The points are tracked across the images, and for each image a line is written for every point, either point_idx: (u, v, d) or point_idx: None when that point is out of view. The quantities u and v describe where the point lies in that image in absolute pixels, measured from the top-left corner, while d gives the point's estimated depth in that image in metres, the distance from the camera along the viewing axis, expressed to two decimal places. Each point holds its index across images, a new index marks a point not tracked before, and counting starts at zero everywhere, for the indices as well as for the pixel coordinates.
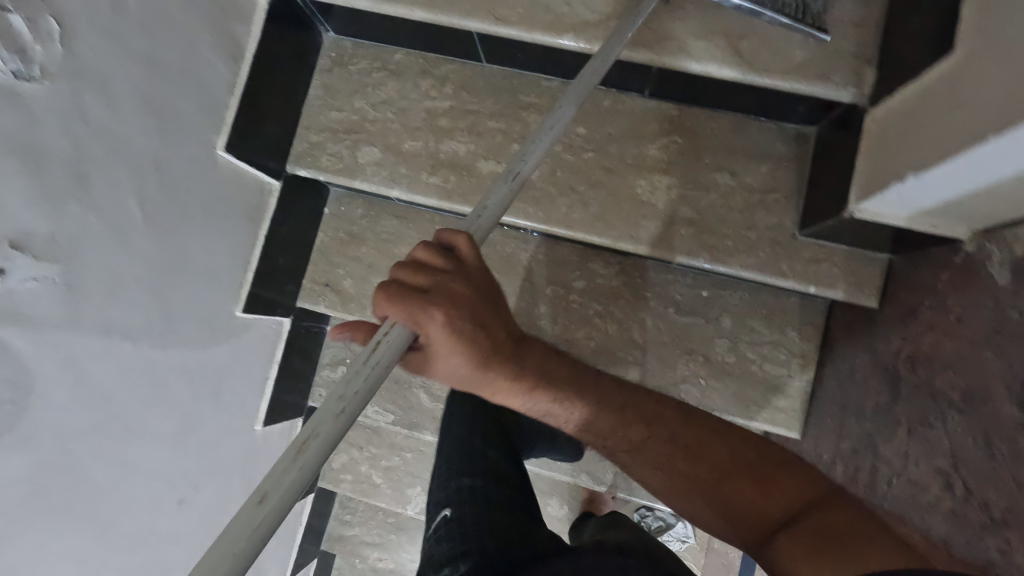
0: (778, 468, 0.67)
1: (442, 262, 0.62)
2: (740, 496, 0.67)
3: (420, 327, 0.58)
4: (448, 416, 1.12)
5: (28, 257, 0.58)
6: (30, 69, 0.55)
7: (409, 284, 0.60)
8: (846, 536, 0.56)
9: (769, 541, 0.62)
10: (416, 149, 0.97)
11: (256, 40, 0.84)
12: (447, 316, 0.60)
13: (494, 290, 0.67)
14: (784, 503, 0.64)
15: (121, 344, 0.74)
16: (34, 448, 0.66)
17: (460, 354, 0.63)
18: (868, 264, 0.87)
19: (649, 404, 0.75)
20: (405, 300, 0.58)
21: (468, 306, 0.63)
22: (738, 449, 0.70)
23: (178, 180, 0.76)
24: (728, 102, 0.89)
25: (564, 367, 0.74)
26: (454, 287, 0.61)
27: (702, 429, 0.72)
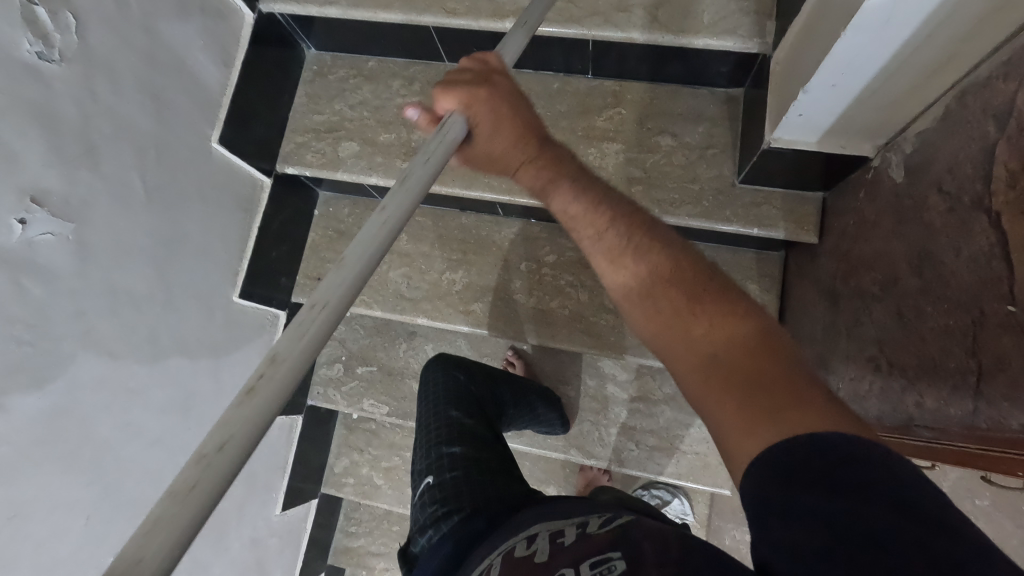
0: (726, 295, 0.53)
1: (481, 68, 0.65)
2: (685, 321, 0.53)
3: (468, 108, 0.60)
4: (424, 388, 1.12)
5: (45, 212, 0.69)
6: (50, 52, 0.67)
7: (457, 78, 0.62)
8: (776, 386, 0.44)
9: (694, 369, 0.50)
10: (391, 140, 1.08)
11: (245, 49, 0.98)
12: (486, 103, 0.61)
13: (523, 100, 0.65)
14: (713, 333, 0.51)
15: (127, 307, 0.83)
16: (48, 392, 0.73)
17: (491, 136, 0.63)
18: (804, 203, 0.95)
19: (630, 228, 0.60)
20: (454, 88, 0.60)
21: (505, 104, 0.63)
22: (691, 277, 0.56)
23: (174, 162, 0.88)
24: (661, 74, 1.00)
25: (581, 169, 0.66)
26: (492, 81, 0.63)
27: (663, 254, 0.58)
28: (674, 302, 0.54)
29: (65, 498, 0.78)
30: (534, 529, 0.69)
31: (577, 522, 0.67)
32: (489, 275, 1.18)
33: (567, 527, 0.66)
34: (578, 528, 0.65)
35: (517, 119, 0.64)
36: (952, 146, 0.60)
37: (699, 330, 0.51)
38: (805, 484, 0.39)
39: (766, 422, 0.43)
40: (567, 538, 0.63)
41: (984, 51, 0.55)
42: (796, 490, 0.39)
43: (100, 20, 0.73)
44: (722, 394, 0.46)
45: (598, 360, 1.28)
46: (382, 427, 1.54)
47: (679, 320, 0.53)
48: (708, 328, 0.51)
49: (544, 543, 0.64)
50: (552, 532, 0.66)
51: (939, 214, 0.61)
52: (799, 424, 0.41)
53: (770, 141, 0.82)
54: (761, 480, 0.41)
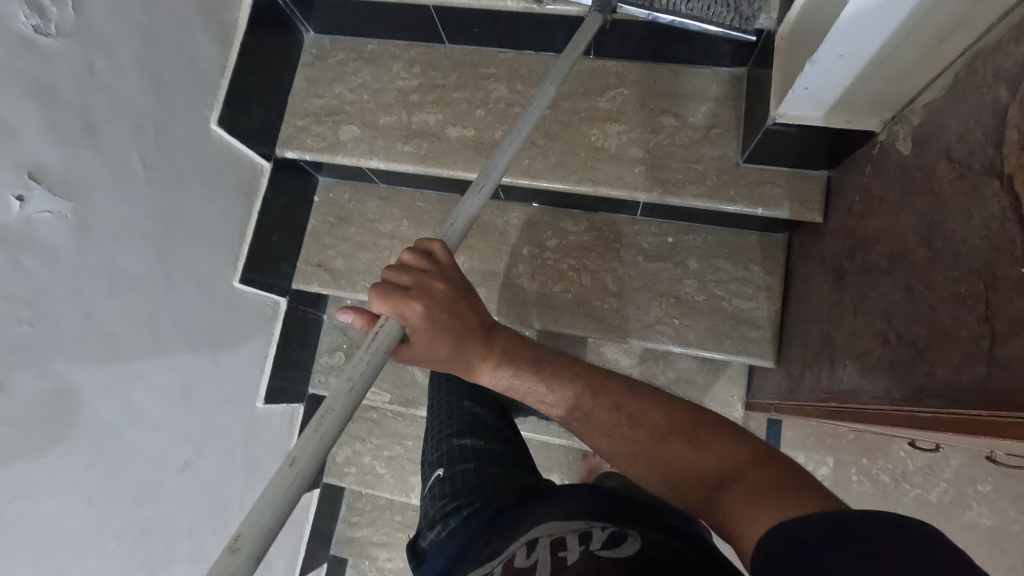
0: (714, 428, 0.61)
1: (430, 264, 0.69)
2: (693, 466, 0.59)
3: (405, 314, 0.64)
4: (436, 380, 1.11)
5: (43, 190, 0.68)
6: (47, 25, 0.66)
7: (395, 281, 0.66)
8: (779, 486, 0.49)
9: (712, 498, 0.54)
10: (391, 123, 1.08)
11: (243, 29, 0.96)
12: (427, 303, 0.65)
13: (471, 290, 0.72)
14: (718, 461, 0.57)
15: (127, 289, 0.82)
16: (48, 373, 0.72)
17: (435, 341, 0.67)
18: (809, 182, 0.94)
19: (596, 392, 0.70)
20: (392, 297, 0.64)
21: (448, 299, 0.67)
22: (684, 421, 0.63)
23: (173, 143, 0.87)
24: (663, 54, 1.00)
25: (537, 350, 0.74)
26: (433, 284, 0.66)
27: (658, 406, 0.66)
28: (673, 454, 0.61)
29: (66, 481, 0.77)
30: (535, 532, 0.68)
31: (579, 529, 0.66)
32: (491, 259, 1.17)
33: (569, 535, 0.65)
34: (580, 539, 0.64)
35: (467, 319, 0.70)
36: (962, 113, 0.60)
37: (704, 463, 0.58)
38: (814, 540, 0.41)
39: (764, 515, 0.47)
40: (569, 554, 0.62)
41: (995, 15, 0.55)
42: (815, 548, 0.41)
43: None
44: (735, 506, 0.51)
45: (601, 346, 1.27)
46: (384, 416, 1.53)
47: (679, 466, 0.60)
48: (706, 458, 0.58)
49: (545, 554, 0.63)
50: (554, 540, 0.65)
51: (949, 183, 0.60)
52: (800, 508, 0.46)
53: (776, 116, 0.81)
54: (772, 542, 0.44)
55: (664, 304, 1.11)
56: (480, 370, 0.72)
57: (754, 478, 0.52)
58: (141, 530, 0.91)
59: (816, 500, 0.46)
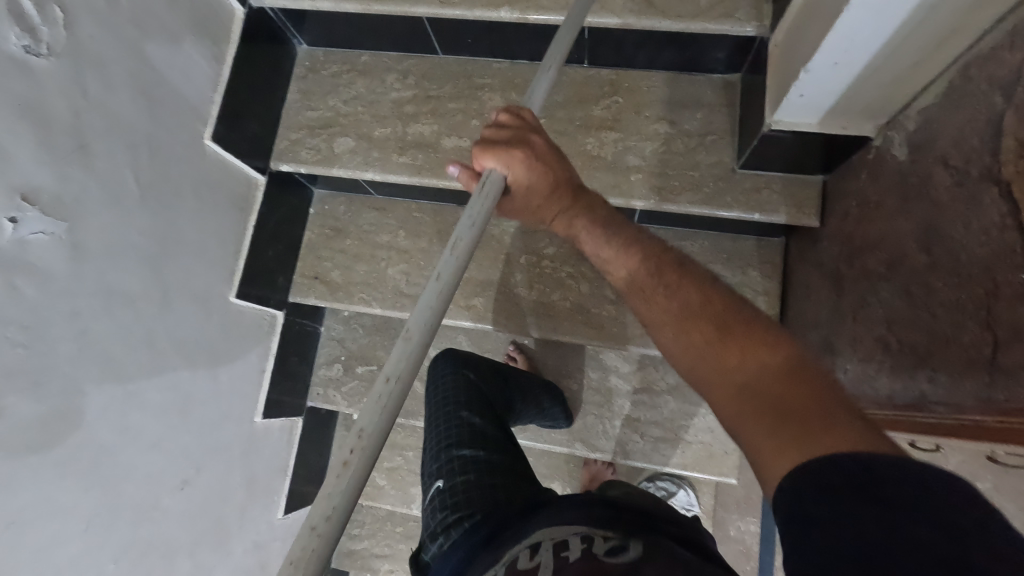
0: (761, 326, 0.56)
1: (523, 125, 0.68)
2: (721, 359, 0.56)
3: (510, 168, 0.65)
4: (432, 390, 1.10)
5: (38, 211, 0.67)
6: (39, 46, 0.66)
7: (496, 133, 0.67)
8: (801, 411, 0.47)
9: (728, 392, 0.53)
10: (386, 135, 1.07)
11: (235, 44, 0.96)
12: (524, 161, 0.65)
13: (559, 151, 0.70)
14: (748, 364, 0.54)
15: (124, 307, 0.81)
16: (44, 396, 0.71)
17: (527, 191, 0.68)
18: (805, 187, 0.94)
19: (655, 269, 0.65)
20: (492, 149, 0.64)
21: (540, 161, 0.67)
22: (730, 314, 0.59)
23: (167, 159, 0.86)
24: (657, 62, 1.00)
25: (598, 216, 0.70)
26: (534, 142, 0.67)
27: (705, 288, 0.62)
28: (704, 336, 0.58)
29: (63, 504, 0.76)
30: (536, 536, 0.69)
31: (581, 531, 0.67)
32: (489, 268, 1.17)
33: (571, 538, 0.66)
34: (582, 540, 0.65)
35: (554, 177, 0.68)
36: (957, 120, 0.60)
37: (737, 358, 0.54)
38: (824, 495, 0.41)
39: (786, 454, 0.45)
40: (571, 553, 0.63)
41: (988, 23, 0.55)
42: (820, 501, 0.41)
43: (89, 14, 0.71)
44: (750, 416, 0.50)
45: (601, 353, 1.27)
46: None
47: (708, 348, 0.57)
48: (740, 355, 0.55)
49: (547, 556, 0.64)
50: (557, 543, 0.66)
51: (946, 188, 0.60)
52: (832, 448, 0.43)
53: (771, 124, 0.81)
54: (796, 487, 0.43)
55: None
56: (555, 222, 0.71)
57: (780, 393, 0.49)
58: (141, 550, 0.90)
59: (855, 438, 0.43)
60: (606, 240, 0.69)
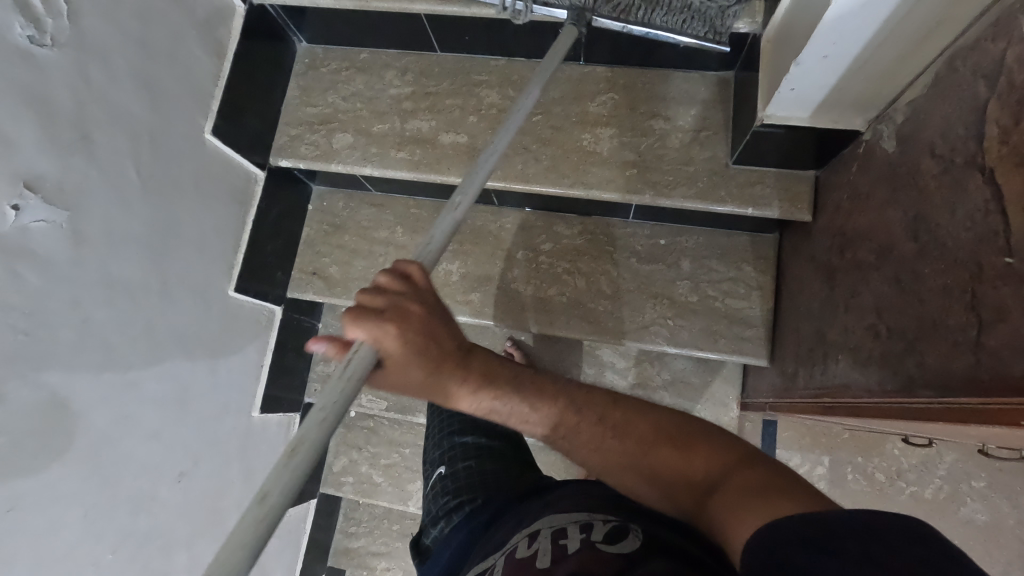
0: (699, 435, 0.63)
1: (404, 287, 0.63)
2: (682, 470, 0.61)
3: (382, 342, 0.59)
4: None
5: (39, 199, 0.68)
6: (42, 36, 0.67)
7: (367, 305, 0.61)
8: (774, 487, 0.51)
9: (703, 505, 0.57)
10: (385, 130, 1.09)
11: (237, 40, 0.97)
12: (400, 332, 0.59)
13: (449, 316, 0.67)
14: (706, 467, 0.60)
15: (123, 298, 0.82)
16: (44, 383, 0.72)
17: (409, 366, 0.62)
18: (797, 182, 0.95)
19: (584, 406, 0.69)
20: (362, 320, 0.58)
21: (423, 323, 0.62)
22: (671, 430, 0.65)
23: (168, 152, 0.87)
24: (652, 59, 1.01)
25: (509, 365, 0.71)
26: (411, 309, 0.62)
27: (641, 415, 0.67)
28: (664, 459, 0.62)
29: (61, 493, 0.77)
30: (536, 525, 0.69)
31: (580, 520, 0.66)
32: (487, 264, 1.18)
33: (570, 526, 0.65)
34: (581, 531, 0.64)
35: (442, 342, 0.64)
36: (943, 109, 0.61)
37: (693, 468, 0.60)
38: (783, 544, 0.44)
39: (756, 510, 0.49)
40: (570, 543, 0.62)
41: (972, 14, 0.57)
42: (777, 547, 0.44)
43: (94, 6, 0.72)
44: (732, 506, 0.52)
45: (597, 349, 1.28)
46: (380, 424, 1.52)
47: (671, 474, 0.61)
48: (697, 462, 0.61)
49: (546, 544, 0.64)
50: (555, 531, 0.66)
51: (933, 178, 0.62)
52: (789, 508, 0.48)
53: (764, 117, 0.83)
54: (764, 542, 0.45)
55: (658, 306, 1.12)
56: (451, 395, 0.66)
57: (744, 479, 0.54)
58: (138, 542, 0.91)
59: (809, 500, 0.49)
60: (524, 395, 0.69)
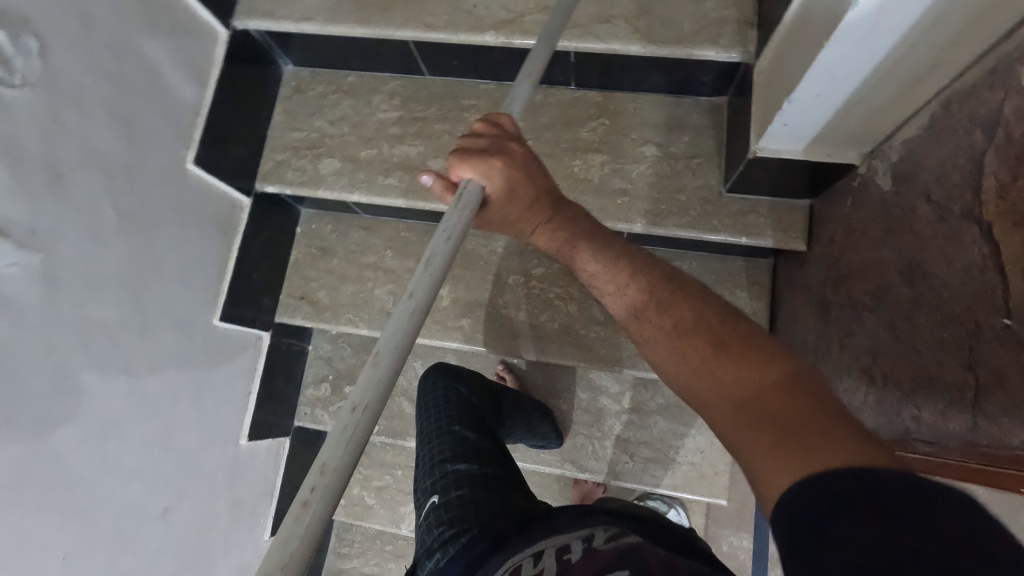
0: (749, 339, 0.60)
1: (499, 135, 0.67)
2: (711, 369, 0.60)
3: (488, 179, 0.62)
4: (423, 406, 1.08)
5: (10, 244, 0.65)
6: (11, 78, 0.64)
7: (472, 146, 0.64)
8: (819, 432, 0.46)
9: (728, 413, 0.56)
10: (372, 156, 1.06)
11: (218, 67, 0.95)
12: (500, 174, 0.63)
13: (541, 165, 0.70)
14: (739, 375, 0.57)
15: (100, 338, 0.80)
16: (17, 431, 0.69)
17: (506, 205, 0.68)
18: (791, 210, 0.94)
19: (656, 290, 0.69)
20: (472, 159, 0.62)
21: (524, 169, 0.66)
22: (717, 325, 0.63)
23: (147, 186, 0.85)
24: (644, 84, 0.99)
25: (603, 229, 0.75)
26: (511, 149, 0.66)
27: (692, 304, 0.66)
28: (694, 347, 0.63)
29: (36, 541, 0.74)
30: (539, 543, 0.69)
31: (582, 534, 0.67)
32: (476, 288, 1.16)
33: (573, 541, 0.66)
34: (583, 541, 0.66)
35: (538, 188, 0.69)
36: (939, 154, 0.60)
37: (725, 373, 0.58)
38: (832, 511, 0.41)
39: (786, 464, 0.46)
40: (573, 555, 0.64)
41: (970, 58, 0.55)
42: (822, 515, 0.41)
43: (65, 44, 0.70)
44: (754, 434, 0.51)
45: (591, 372, 1.26)
46: (373, 445, 1.51)
47: (702, 363, 0.61)
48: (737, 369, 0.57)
49: (551, 560, 0.65)
50: (558, 548, 0.66)
51: (929, 224, 0.60)
52: (840, 457, 0.43)
53: (756, 151, 0.81)
54: (791, 501, 0.43)
55: None
56: (538, 234, 0.74)
57: (776, 403, 0.52)
58: None
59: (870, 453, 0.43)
60: (594, 256, 0.72)
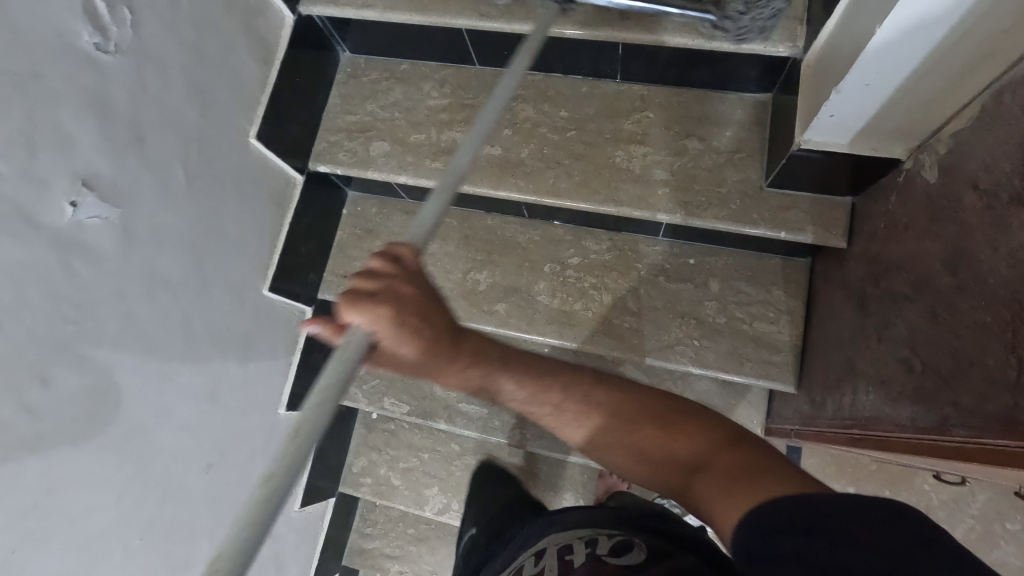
0: (683, 414, 0.70)
1: (397, 269, 0.63)
2: (666, 449, 0.67)
3: (381, 328, 0.59)
4: (486, 487, 1.33)
5: (94, 196, 0.71)
6: (107, 44, 0.70)
7: (361, 291, 0.61)
8: (758, 473, 0.56)
9: (690, 484, 0.63)
10: (421, 140, 1.11)
11: (284, 49, 1.01)
12: (400, 314, 0.61)
13: (438, 297, 0.67)
14: (691, 446, 0.66)
15: (164, 293, 0.85)
16: (87, 371, 0.75)
17: (407, 349, 0.63)
18: (833, 208, 0.94)
19: (589, 387, 0.75)
20: (361, 306, 0.59)
21: (418, 304, 0.63)
22: (650, 404, 0.72)
23: (213, 155, 0.90)
24: (689, 78, 1.01)
25: (510, 350, 0.76)
26: (404, 290, 0.62)
27: (621, 391, 0.75)
28: (646, 436, 0.70)
29: (96, 477, 0.79)
30: (545, 542, 0.79)
31: (586, 535, 0.74)
32: (512, 274, 1.20)
33: (575, 542, 0.74)
34: (586, 544, 0.72)
35: (438, 326, 0.66)
36: (989, 144, 0.60)
37: (680, 448, 0.66)
38: (795, 533, 0.48)
39: (747, 494, 0.55)
40: (574, 556, 0.71)
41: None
42: (783, 534, 0.49)
43: (154, 16, 0.76)
44: (743, 490, 0.55)
45: (620, 365, 1.27)
46: (401, 427, 1.54)
47: (654, 449, 0.69)
48: (680, 443, 0.67)
49: (552, 560, 0.73)
50: (561, 548, 0.75)
51: (976, 212, 0.60)
52: (787, 487, 0.53)
53: (801, 142, 0.82)
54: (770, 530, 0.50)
55: (684, 326, 1.11)
56: (441, 373, 0.69)
57: (731, 464, 0.60)
58: (163, 529, 0.93)
59: (796, 482, 0.54)
60: (513, 378, 0.75)
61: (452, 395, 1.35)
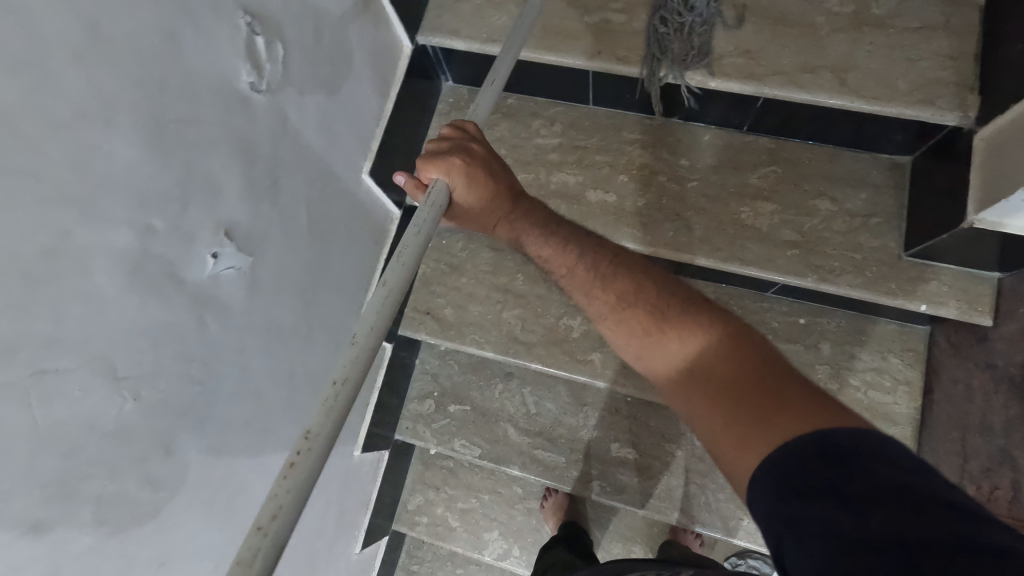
0: (688, 311, 0.64)
1: (461, 136, 0.72)
2: (655, 347, 0.64)
3: (450, 177, 0.69)
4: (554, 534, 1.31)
5: (232, 246, 0.65)
6: (260, 83, 0.64)
7: (435, 147, 0.71)
8: (776, 394, 0.54)
9: (686, 393, 0.61)
10: (529, 180, 1.05)
11: (399, 83, 0.95)
12: (467, 168, 0.70)
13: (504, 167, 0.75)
14: (682, 346, 0.62)
15: (276, 341, 0.78)
16: (204, 433, 0.68)
17: (470, 192, 0.71)
18: (978, 283, 0.89)
19: (606, 263, 0.69)
20: (436, 160, 0.69)
21: (484, 163, 0.71)
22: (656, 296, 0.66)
23: (331, 191, 0.84)
24: (823, 135, 0.96)
25: (551, 216, 0.75)
26: (471, 147, 0.71)
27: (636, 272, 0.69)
28: (639, 329, 0.65)
29: (200, 547, 0.71)
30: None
31: None
32: None
33: None
34: None
35: (496, 178, 0.72)
36: None
37: (674, 350, 0.63)
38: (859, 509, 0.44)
39: (772, 437, 0.51)
40: None
41: None
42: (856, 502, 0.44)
43: (301, 51, 0.70)
44: (755, 422, 0.53)
45: None
46: (459, 466, 1.48)
47: (651, 347, 0.65)
48: (676, 343, 0.63)
49: None
50: None
51: None
52: (824, 423, 0.50)
53: (974, 221, 0.77)
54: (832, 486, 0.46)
55: None
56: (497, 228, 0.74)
57: (736, 378, 0.57)
58: None
59: (819, 412, 0.51)
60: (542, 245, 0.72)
61: (528, 441, 1.28)
